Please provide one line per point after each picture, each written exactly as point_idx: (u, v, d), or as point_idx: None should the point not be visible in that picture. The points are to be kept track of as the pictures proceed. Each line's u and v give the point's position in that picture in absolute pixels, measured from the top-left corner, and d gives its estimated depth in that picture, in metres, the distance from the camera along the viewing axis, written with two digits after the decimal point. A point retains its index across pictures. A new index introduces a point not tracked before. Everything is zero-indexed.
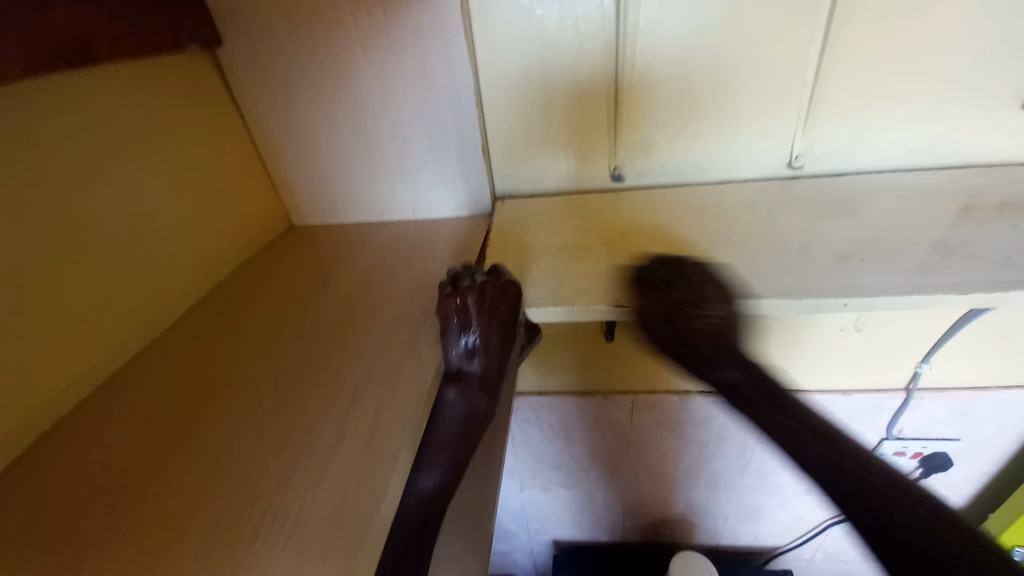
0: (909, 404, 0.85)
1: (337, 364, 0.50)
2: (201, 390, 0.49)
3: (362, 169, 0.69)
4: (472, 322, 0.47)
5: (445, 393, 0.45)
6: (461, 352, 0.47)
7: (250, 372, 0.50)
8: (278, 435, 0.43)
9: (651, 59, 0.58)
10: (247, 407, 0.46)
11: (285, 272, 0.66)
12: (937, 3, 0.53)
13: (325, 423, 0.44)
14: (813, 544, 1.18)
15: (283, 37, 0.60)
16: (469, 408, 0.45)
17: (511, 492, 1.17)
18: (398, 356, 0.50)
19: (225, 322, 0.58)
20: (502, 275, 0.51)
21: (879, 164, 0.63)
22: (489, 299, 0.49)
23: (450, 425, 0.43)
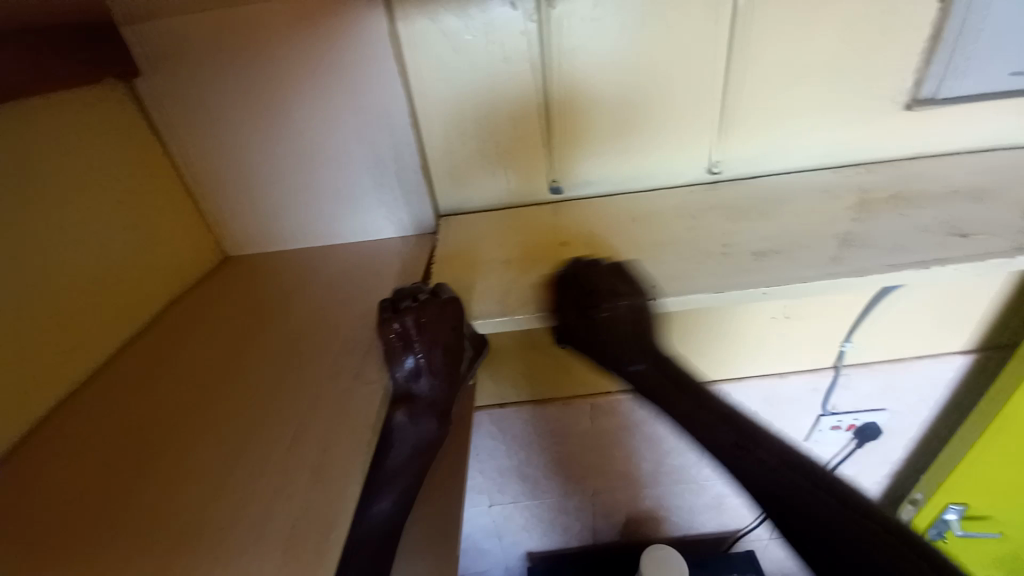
0: (839, 381, 0.94)
1: (299, 380, 0.50)
2: (163, 409, 0.49)
3: (298, 192, 0.67)
4: (415, 346, 0.49)
5: (395, 415, 0.48)
6: (406, 374, 0.49)
7: (213, 389, 0.50)
8: (242, 450, 0.44)
9: (577, 81, 0.62)
10: (199, 430, 0.46)
11: (226, 308, 0.63)
12: (820, 29, 0.60)
13: (269, 457, 0.43)
14: (770, 523, 1.24)
15: (204, 65, 0.58)
16: (421, 429, 0.50)
17: (481, 510, 1.16)
18: (340, 384, 0.49)
19: (162, 361, 0.56)
20: (444, 295, 0.52)
21: (789, 166, 0.70)
22: (432, 324, 0.50)
23: (401, 451, 0.49)
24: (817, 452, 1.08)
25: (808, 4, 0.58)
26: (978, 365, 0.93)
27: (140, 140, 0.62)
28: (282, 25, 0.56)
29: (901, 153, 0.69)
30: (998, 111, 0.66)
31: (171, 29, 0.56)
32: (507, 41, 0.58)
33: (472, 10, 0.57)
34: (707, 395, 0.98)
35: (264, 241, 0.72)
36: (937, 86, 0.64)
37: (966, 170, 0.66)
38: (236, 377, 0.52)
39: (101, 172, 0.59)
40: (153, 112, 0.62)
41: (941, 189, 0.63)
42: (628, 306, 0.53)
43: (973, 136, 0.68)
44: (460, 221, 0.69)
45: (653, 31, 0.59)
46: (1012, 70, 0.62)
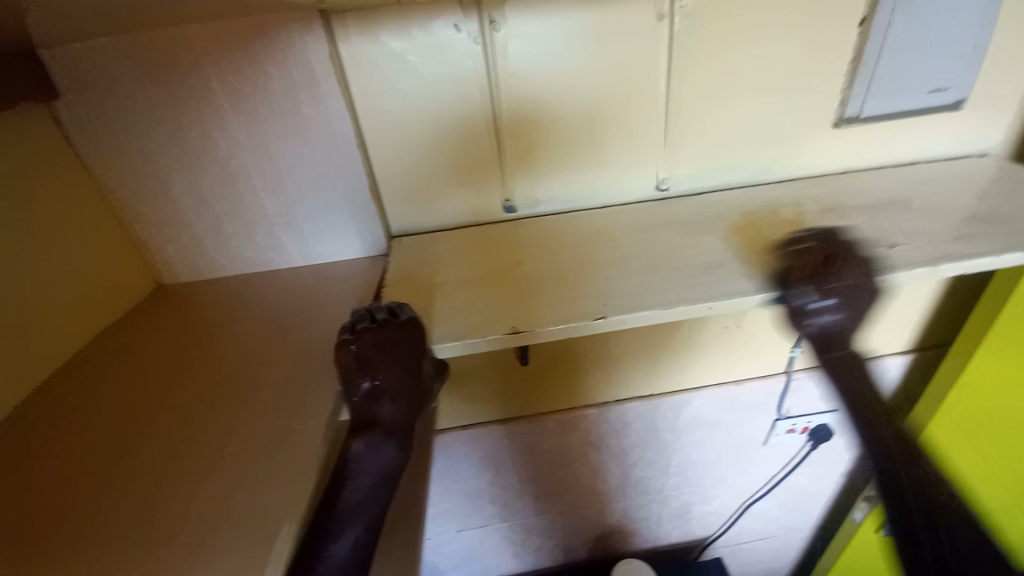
0: (791, 385, 0.97)
1: (237, 418, 0.48)
2: (86, 461, 0.46)
3: (238, 216, 0.64)
4: (375, 369, 0.47)
5: (352, 444, 0.47)
6: (365, 398, 0.47)
7: (142, 435, 0.47)
8: (175, 500, 0.41)
9: (526, 102, 0.62)
10: (126, 481, 0.43)
11: (156, 344, 0.59)
12: (753, 54, 0.63)
13: (202, 504, 0.41)
14: (736, 528, 1.26)
15: (133, 86, 0.55)
16: (381, 456, 0.48)
17: (449, 537, 1.13)
18: (278, 422, 0.47)
19: (81, 408, 0.52)
20: (404, 315, 0.50)
21: (732, 181, 0.72)
22: (394, 345, 0.48)
23: (362, 482, 0.47)
24: (775, 454, 1.11)
25: (740, 31, 0.61)
26: (917, 365, 0.98)
27: (59, 165, 0.58)
28: (219, 47, 0.54)
29: (834, 168, 0.73)
30: (916, 128, 0.71)
31: (95, 49, 0.53)
32: (455, 64, 0.59)
33: (417, 34, 0.56)
34: (670, 405, 0.99)
35: (202, 268, 0.68)
36: (861, 105, 0.68)
37: (892, 183, 0.70)
38: (166, 422, 0.48)
39: (20, 207, 0.55)
40: (77, 135, 0.58)
41: (870, 201, 0.67)
42: (582, 325, 0.52)
43: (896, 150, 0.73)
44: (414, 242, 0.68)
45: (597, 56, 0.60)
46: (928, 90, 0.67)
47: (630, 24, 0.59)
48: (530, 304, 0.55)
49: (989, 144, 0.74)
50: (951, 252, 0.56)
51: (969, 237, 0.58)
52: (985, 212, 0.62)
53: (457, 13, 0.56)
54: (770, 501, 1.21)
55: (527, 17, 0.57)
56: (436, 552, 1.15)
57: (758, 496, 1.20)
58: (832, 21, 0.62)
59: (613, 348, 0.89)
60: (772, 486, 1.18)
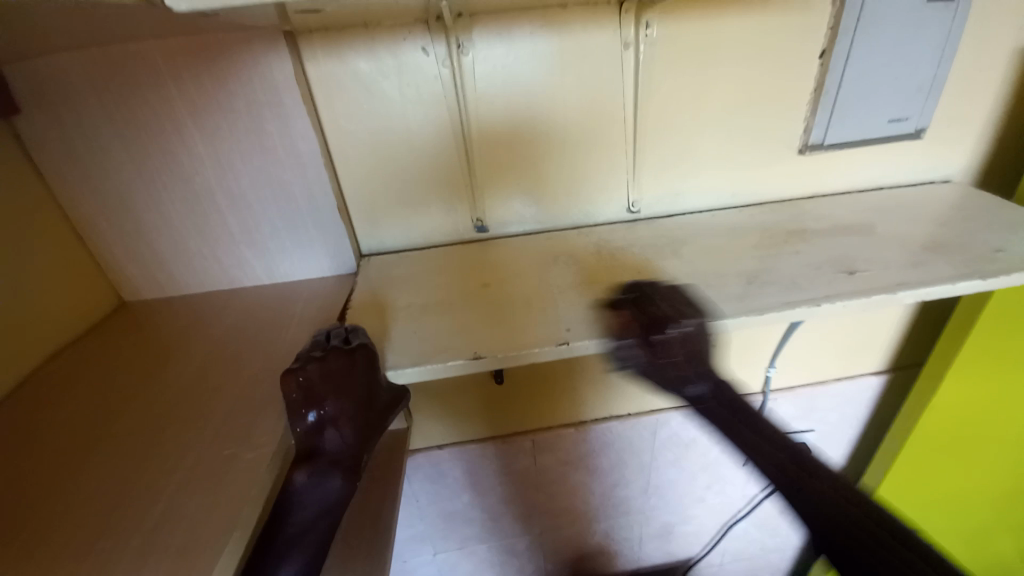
0: (767, 405, 0.97)
1: (187, 439, 0.46)
2: (26, 482, 0.44)
3: (203, 234, 0.64)
4: (318, 398, 0.46)
5: (294, 476, 0.46)
6: (310, 429, 0.46)
7: (88, 455, 0.46)
8: (113, 523, 0.40)
9: (494, 125, 0.63)
10: (64, 504, 0.41)
11: (109, 367, 0.57)
12: (717, 81, 0.64)
13: (134, 539, 0.38)
14: (719, 549, 1.25)
15: (96, 102, 0.55)
16: (325, 489, 0.46)
17: (425, 559, 1.10)
18: (224, 451, 0.45)
19: (21, 435, 0.49)
20: (355, 341, 0.51)
21: (701, 204, 0.74)
22: (338, 374, 0.48)
23: (302, 516, 0.45)
24: (754, 474, 1.11)
25: (705, 59, 0.63)
26: (890, 385, 0.99)
27: (19, 182, 0.57)
28: (183, 66, 0.54)
29: (801, 192, 0.75)
30: (880, 154, 0.73)
31: (58, 68, 0.53)
32: (422, 87, 0.59)
33: (385, 57, 0.57)
34: (647, 425, 0.98)
35: (166, 285, 0.67)
36: (826, 132, 0.70)
37: (858, 207, 0.72)
38: (107, 451, 0.46)
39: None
40: (38, 150, 0.57)
41: (835, 226, 0.68)
42: (543, 350, 0.52)
43: (861, 175, 0.74)
44: (383, 261, 0.68)
45: (562, 80, 0.61)
46: (889, 118, 0.69)
47: (595, 51, 0.60)
48: (491, 330, 0.55)
49: (951, 170, 0.76)
50: (910, 279, 0.57)
51: (927, 263, 0.59)
52: (944, 238, 0.63)
53: (425, 36, 0.57)
54: (751, 522, 1.20)
55: (494, 42, 0.58)
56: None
57: (739, 516, 1.19)
58: (793, 52, 0.64)
59: (589, 367, 0.89)
60: (753, 506, 1.17)
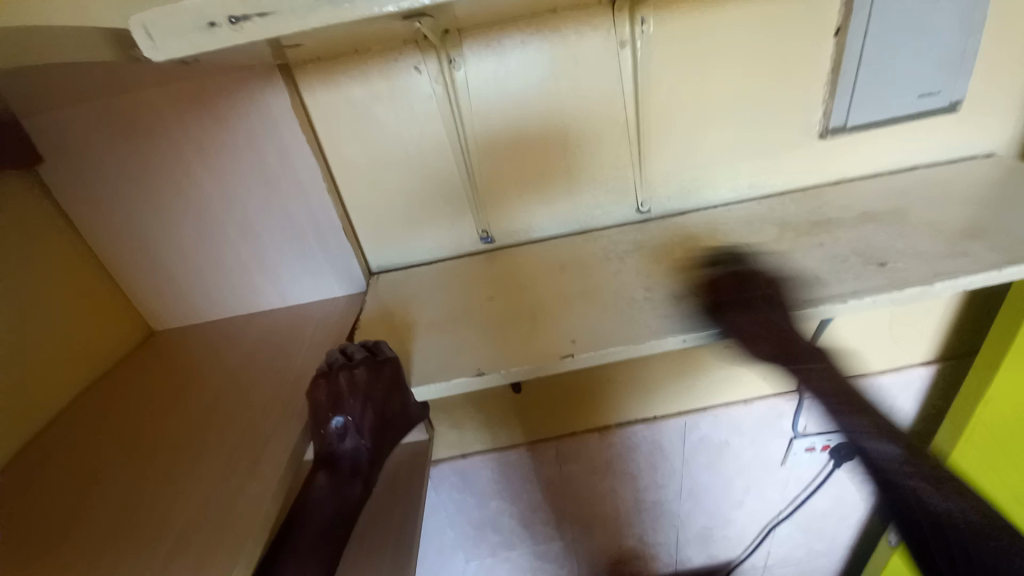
0: (803, 403, 0.92)
1: (205, 464, 0.48)
2: (61, 509, 0.46)
3: (218, 263, 0.66)
4: (346, 406, 0.49)
5: (316, 478, 0.49)
6: (334, 434, 0.50)
7: (118, 482, 0.48)
8: (136, 548, 0.41)
9: (492, 136, 0.62)
10: (92, 531, 0.44)
11: (131, 400, 0.59)
12: (722, 72, 0.61)
13: (144, 572, 0.39)
14: (761, 553, 1.20)
15: (108, 146, 0.58)
16: (343, 489, 0.50)
17: (458, 566, 1.11)
18: (231, 479, 0.46)
19: (50, 469, 0.52)
20: (382, 354, 0.52)
21: (715, 200, 0.70)
22: (366, 384, 0.50)
23: (320, 513, 0.48)
24: (794, 475, 1.06)
25: (707, 49, 0.60)
26: (940, 377, 0.92)
27: (48, 225, 0.61)
28: (185, 104, 0.56)
29: (824, 179, 0.70)
30: (910, 133, 0.68)
31: (75, 119, 0.56)
32: (416, 104, 0.59)
33: (378, 79, 0.58)
34: (675, 429, 0.95)
35: (190, 313, 0.70)
36: (847, 114, 0.65)
37: (887, 192, 0.67)
38: (122, 488, 0.47)
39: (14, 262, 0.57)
40: (63, 195, 0.61)
41: (861, 214, 0.63)
42: (548, 365, 0.51)
43: (890, 157, 0.69)
44: (392, 279, 0.68)
45: (558, 84, 0.60)
46: (918, 93, 0.64)
47: (590, 53, 0.58)
48: (495, 346, 0.54)
49: (996, 143, 0.70)
50: (945, 269, 0.52)
51: (967, 252, 0.54)
52: (986, 220, 0.58)
53: (416, 55, 0.57)
54: (794, 524, 1.15)
55: (485, 54, 0.57)
56: None
57: (781, 518, 1.13)
58: (803, 33, 0.60)
59: (609, 372, 0.87)
60: (795, 509, 1.12)
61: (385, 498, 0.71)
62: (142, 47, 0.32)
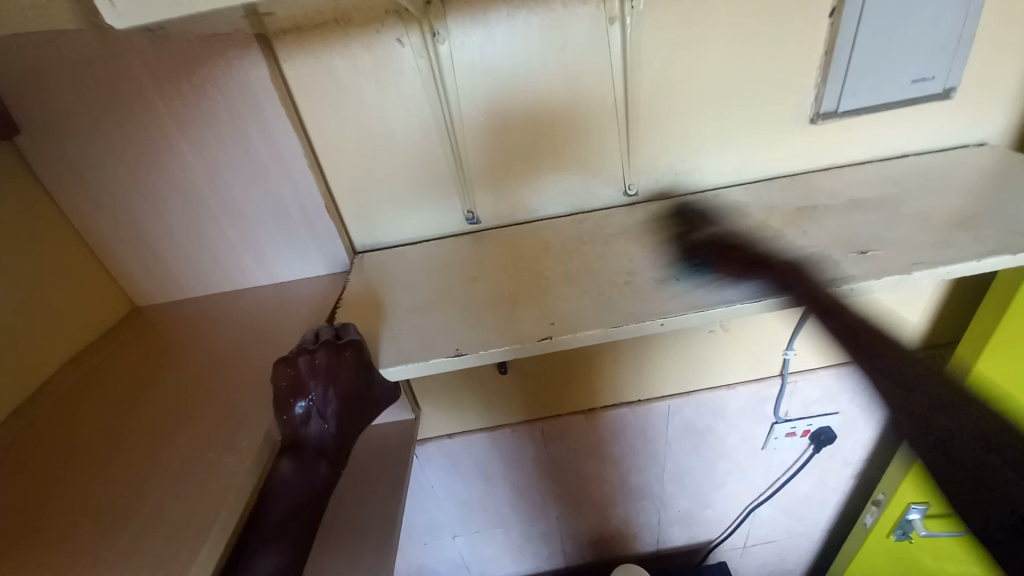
0: (787, 389, 0.94)
1: (183, 440, 0.48)
2: (38, 484, 0.47)
3: (201, 240, 0.65)
4: (307, 390, 0.48)
5: (280, 464, 0.47)
6: (297, 418, 0.48)
7: (97, 456, 0.49)
8: (114, 519, 0.42)
9: (477, 114, 0.61)
10: (72, 502, 0.44)
11: (111, 377, 0.59)
12: (713, 51, 0.60)
13: (119, 543, 0.40)
14: (742, 533, 1.22)
15: (84, 119, 0.57)
16: (312, 475, 0.48)
17: (445, 542, 1.13)
18: (208, 454, 0.46)
19: (26, 445, 0.51)
20: (345, 337, 0.50)
21: (703, 185, 0.70)
22: (328, 368, 0.48)
23: (285, 503, 0.46)
24: (776, 459, 1.08)
25: (698, 29, 0.59)
26: (921, 365, 0.93)
27: (25, 198, 0.60)
28: (162, 77, 0.54)
29: (814, 164, 0.70)
30: (902, 119, 0.67)
31: (49, 91, 0.55)
32: (400, 79, 0.58)
33: (361, 53, 0.56)
34: (659, 412, 0.97)
35: (173, 290, 0.70)
36: (839, 100, 0.64)
37: (875, 180, 0.66)
38: (98, 464, 0.47)
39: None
40: (40, 168, 0.60)
41: (848, 202, 0.63)
42: (528, 347, 0.51)
43: (880, 144, 0.69)
44: (378, 258, 0.68)
45: (545, 59, 0.58)
46: (912, 78, 0.63)
47: (578, 30, 0.57)
48: (476, 326, 0.54)
49: (987, 132, 0.69)
50: (925, 257, 0.52)
51: (951, 241, 0.54)
52: (971, 210, 0.58)
53: (399, 29, 0.55)
54: (775, 506, 1.17)
55: (470, 29, 0.56)
56: (433, 557, 1.16)
57: (761, 501, 1.16)
58: (796, 15, 0.59)
59: (595, 355, 0.87)
60: (776, 491, 1.14)
61: (370, 475, 0.72)
62: (104, 13, 0.31)
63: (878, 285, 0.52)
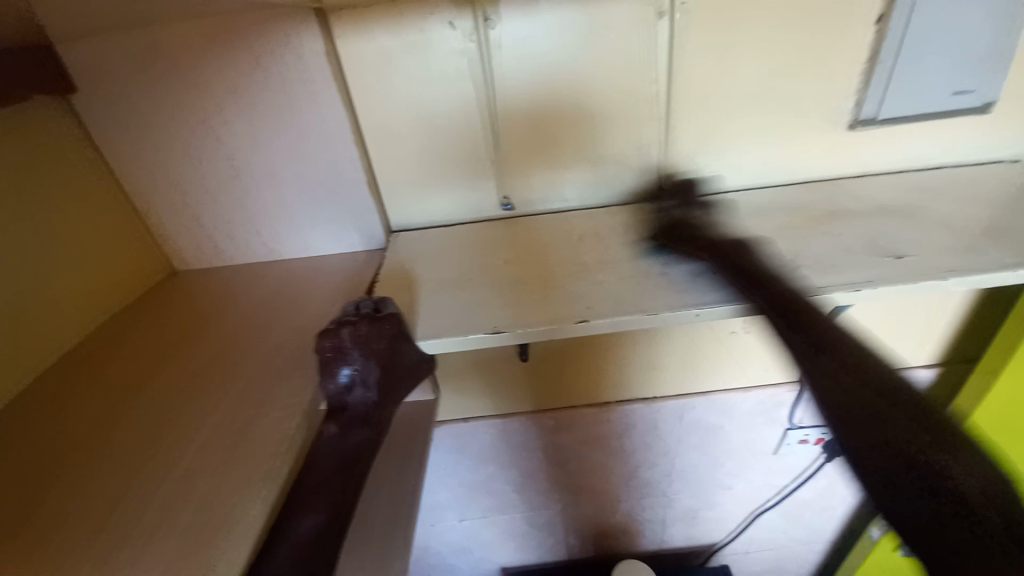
0: (802, 396, 0.95)
1: (225, 397, 0.51)
2: (87, 430, 0.49)
3: (242, 209, 0.67)
4: (349, 358, 0.48)
5: (324, 429, 0.47)
6: (341, 385, 0.49)
7: (142, 408, 0.51)
8: (160, 467, 0.44)
9: (520, 99, 0.62)
10: (119, 448, 0.47)
11: (150, 336, 0.61)
12: (758, 50, 0.61)
13: (168, 488, 0.43)
14: (743, 538, 1.23)
15: (141, 82, 0.58)
16: (353, 441, 0.47)
17: (449, 525, 1.15)
18: (252, 410, 0.49)
19: (70, 395, 0.53)
20: (384, 310, 0.52)
21: (736, 183, 0.71)
22: (368, 336, 0.49)
23: (326, 465, 0.44)
24: (784, 465, 1.08)
25: (745, 27, 0.59)
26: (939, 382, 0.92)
27: (79, 157, 0.62)
28: (220, 44, 0.56)
29: (848, 171, 0.70)
30: (939, 131, 0.67)
31: (108, 51, 0.57)
32: (448, 63, 0.59)
33: (413, 32, 0.58)
34: (672, 410, 0.98)
35: (210, 257, 0.72)
36: (878, 106, 0.65)
37: (908, 189, 0.67)
38: (143, 416, 0.50)
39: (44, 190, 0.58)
40: (94, 128, 0.62)
41: (881, 208, 0.64)
42: (564, 328, 0.52)
43: (914, 156, 0.69)
44: (412, 237, 0.69)
45: (590, 47, 0.59)
46: (952, 90, 0.63)
47: (627, 22, 0.58)
48: (512, 306, 0.55)
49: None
50: (959, 266, 0.53)
51: (981, 248, 0.55)
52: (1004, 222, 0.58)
53: (451, 11, 0.56)
54: (779, 513, 1.17)
55: (521, 14, 0.57)
56: (436, 539, 1.17)
57: (766, 506, 1.16)
58: (843, 19, 0.60)
59: (613, 347, 0.88)
60: (781, 497, 1.14)
61: (389, 450, 0.73)
62: None
63: (911, 291, 0.52)
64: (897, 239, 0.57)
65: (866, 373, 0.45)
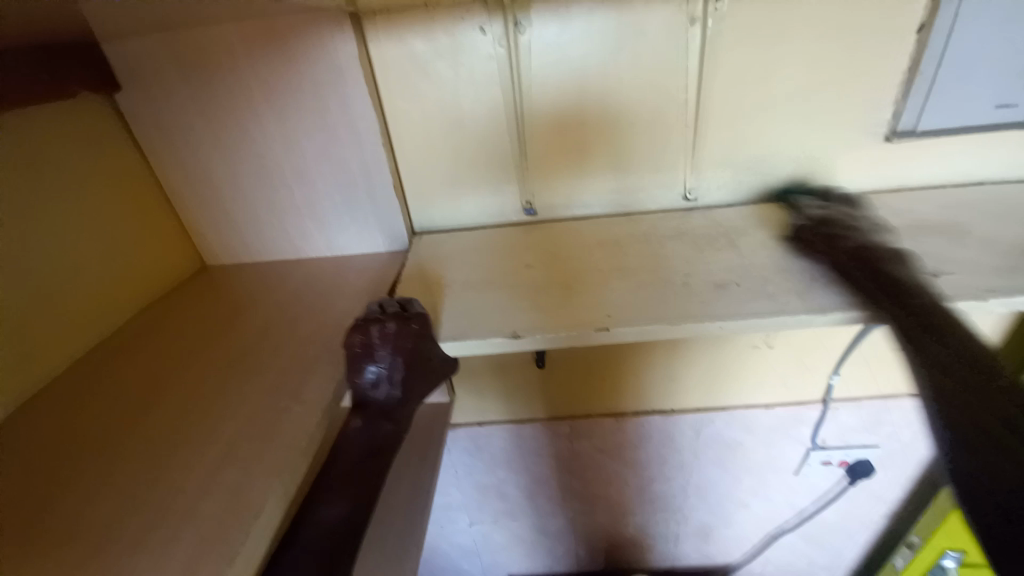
0: (827, 415, 0.92)
1: (250, 387, 0.52)
2: (120, 414, 0.50)
3: (272, 206, 0.69)
4: (377, 355, 0.50)
5: (350, 422, 0.50)
6: (368, 381, 0.50)
7: (172, 395, 0.52)
8: (189, 451, 0.45)
9: (548, 104, 0.62)
10: (150, 432, 0.48)
11: (183, 326, 0.63)
12: (792, 59, 0.60)
13: (194, 472, 0.43)
14: (760, 559, 1.19)
15: (180, 81, 0.61)
16: (378, 434, 0.49)
17: (460, 528, 1.14)
18: (278, 403, 0.49)
19: (105, 381, 0.56)
20: (412, 310, 0.52)
21: (765, 194, 0.69)
22: (395, 335, 0.50)
23: (351, 456, 0.47)
24: (806, 486, 1.05)
25: (780, 35, 0.58)
26: None
27: (120, 153, 0.65)
28: (256, 45, 0.58)
29: (882, 184, 0.68)
30: (980, 145, 0.65)
31: (150, 51, 0.59)
32: (477, 66, 0.60)
33: (444, 37, 0.58)
34: (691, 424, 0.96)
35: (239, 253, 0.74)
36: (917, 118, 0.63)
37: (945, 204, 0.64)
38: (171, 403, 0.51)
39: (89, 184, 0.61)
40: (134, 124, 0.64)
41: (916, 223, 0.61)
42: (586, 334, 0.51)
43: (953, 171, 0.67)
44: (434, 239, 0.70)
45: (619, 53, 0.59)
46: (995, 103, 0.61)
47: (658, 28, 0.57)
48: (531, 311, 0.55)
49: None
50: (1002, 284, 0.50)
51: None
52: None
53: (482, 16, 0.57)
54: (800, 535, 1.13)
55: (552, 19, 0.57)
56: (446, 541, 1.17)
57: (786, 527, 1.12)
58: (881, 29, 0.58)
59: (633, 356, 0.87)
60: (802, 519, 1.11)
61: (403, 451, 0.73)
62: None
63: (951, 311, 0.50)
64: (933, 258, 0.55)
65: (947, 338, 0.46)
